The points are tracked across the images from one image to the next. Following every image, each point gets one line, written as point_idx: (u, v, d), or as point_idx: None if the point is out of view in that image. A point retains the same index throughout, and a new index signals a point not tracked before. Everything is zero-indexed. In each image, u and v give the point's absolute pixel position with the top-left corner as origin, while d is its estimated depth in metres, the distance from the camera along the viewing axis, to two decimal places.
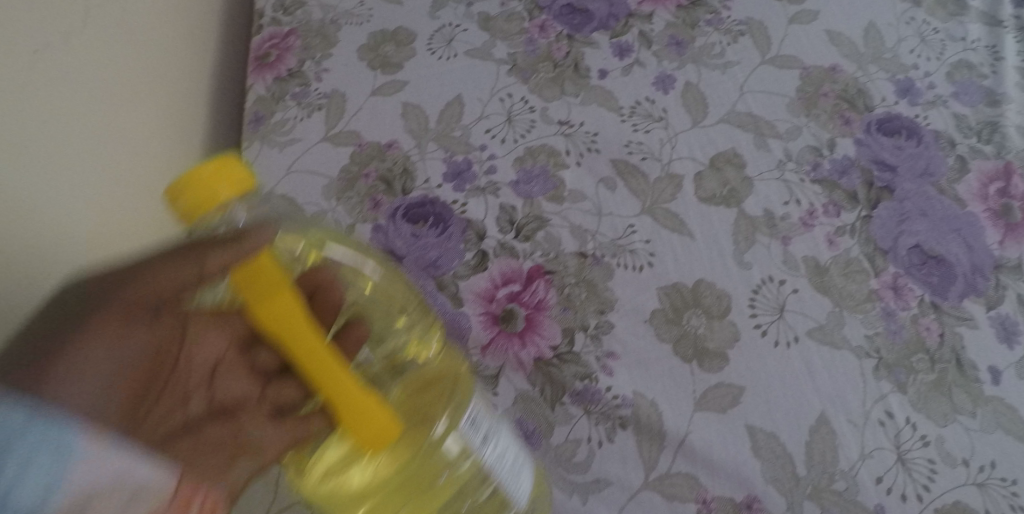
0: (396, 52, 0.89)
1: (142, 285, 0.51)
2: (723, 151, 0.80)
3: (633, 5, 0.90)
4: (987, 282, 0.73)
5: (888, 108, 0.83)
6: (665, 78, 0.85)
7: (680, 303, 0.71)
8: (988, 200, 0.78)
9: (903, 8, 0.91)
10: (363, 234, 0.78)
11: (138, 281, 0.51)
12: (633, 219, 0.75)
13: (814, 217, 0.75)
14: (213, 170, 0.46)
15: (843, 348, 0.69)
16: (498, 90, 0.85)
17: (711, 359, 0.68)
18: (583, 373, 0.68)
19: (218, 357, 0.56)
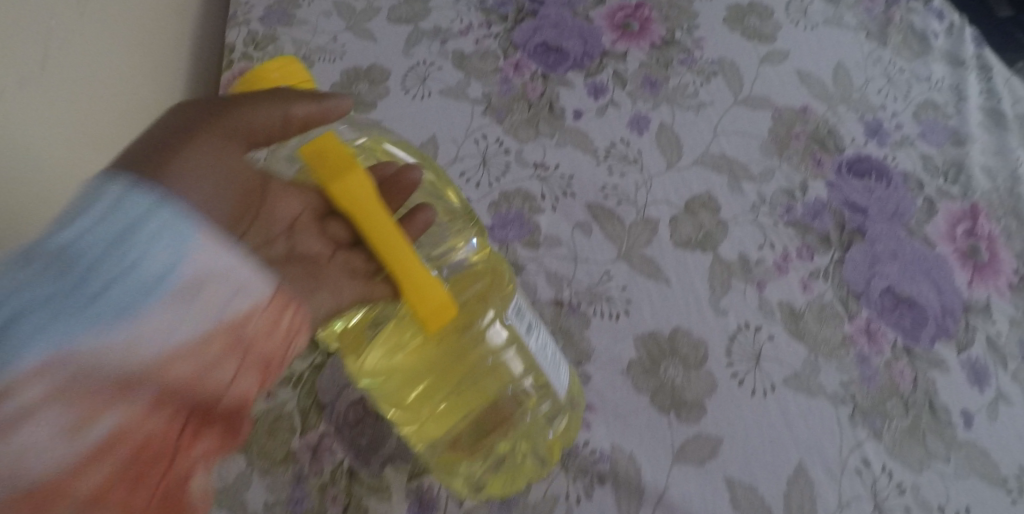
0: (369, 90, 0.87)
1: (243, 121, 0.51)
2: (698, 194, 0.80)
3: (607, 45, 0.90)
4: (958, 324, 0.74)
5: (858, 150, 0.84)
6: (640, 118, 0.85)
7: (657, 352, 0.71)
8: (956, 241, 0.79)
9: (869, 48, 0.92)
10: None
11: (238, 113, 0.51)
12: (609, 265, 0.75)
13: (788, 261, 0.76)
14: (282, 73, 0.59)
15: (819, 395, 0.69)
16: (473, 130, 0.84)
17: (688, 409, 0.68)
18: (560, 428, 0.68)
19: (295, 216, 0.59)
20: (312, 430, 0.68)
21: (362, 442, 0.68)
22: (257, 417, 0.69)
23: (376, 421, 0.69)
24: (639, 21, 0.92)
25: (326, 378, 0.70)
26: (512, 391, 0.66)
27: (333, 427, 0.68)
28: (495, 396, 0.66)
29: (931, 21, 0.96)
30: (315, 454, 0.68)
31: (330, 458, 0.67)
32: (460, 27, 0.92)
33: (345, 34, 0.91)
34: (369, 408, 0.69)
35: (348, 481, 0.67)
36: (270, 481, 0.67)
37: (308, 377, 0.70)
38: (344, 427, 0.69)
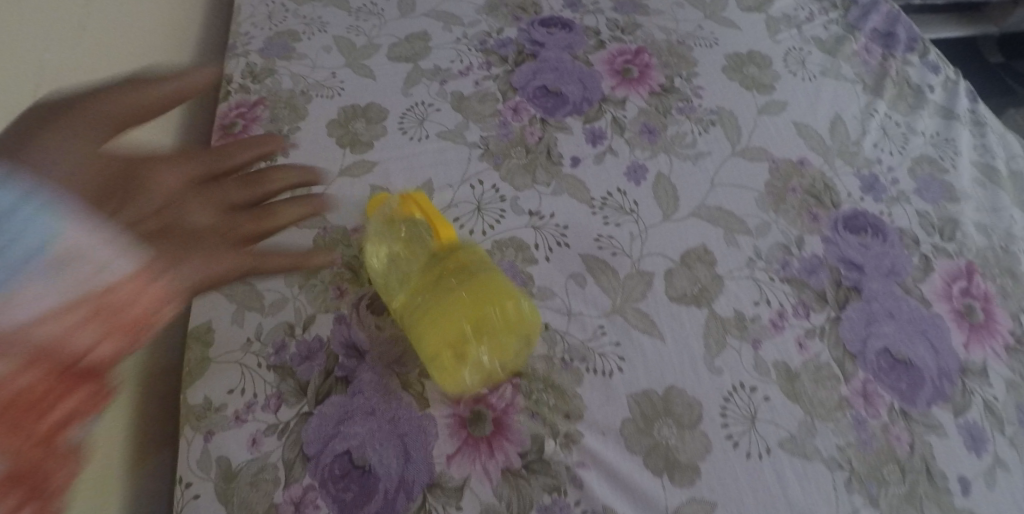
0: (365, 129, 0.85)
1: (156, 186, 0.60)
2: (694, 247, 0.79)
3: (605, 90, 0.90)
4: (954, 387, 0.74)
5: (855, 205, 0.83)
6: (637, 168, 0.84)
7: (651, 412, 0.69)
8: (952, 300, 0.79)
9: (866, 100, 0.92)
10: (325, 325, 0.72)
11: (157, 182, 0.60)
12: (603, 319, 0.73)
13: (784, 319, 0.75)
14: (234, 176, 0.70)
15: (815, 459, 0.68)
16: (470, 175, 0.82)
17: (682, 472, 0.67)
18: (552, 484, 0.65)
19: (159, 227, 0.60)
20: (296, 483, 0.65)
21: (347, 497, 0.65)
22: (239, 469, 0.65)
23: (363, 475, 0.65)
24: (638, 67, 0.92)
25: (313, 427, 0.67)
26: (517, 309, 0.71)
27: (317, 481, 0.65)
28: (502, 309, 0.70)
29: (927, 75, 0.96)
30: (298, 509, 0.64)
31: None
32: (459, 68, 0.91)
33: (344, 70, 0.89)
34: (356, 461, 0.66)
35: None
36: None
37: (293, 426, 0.67)
38: (329, 481, 0.65)
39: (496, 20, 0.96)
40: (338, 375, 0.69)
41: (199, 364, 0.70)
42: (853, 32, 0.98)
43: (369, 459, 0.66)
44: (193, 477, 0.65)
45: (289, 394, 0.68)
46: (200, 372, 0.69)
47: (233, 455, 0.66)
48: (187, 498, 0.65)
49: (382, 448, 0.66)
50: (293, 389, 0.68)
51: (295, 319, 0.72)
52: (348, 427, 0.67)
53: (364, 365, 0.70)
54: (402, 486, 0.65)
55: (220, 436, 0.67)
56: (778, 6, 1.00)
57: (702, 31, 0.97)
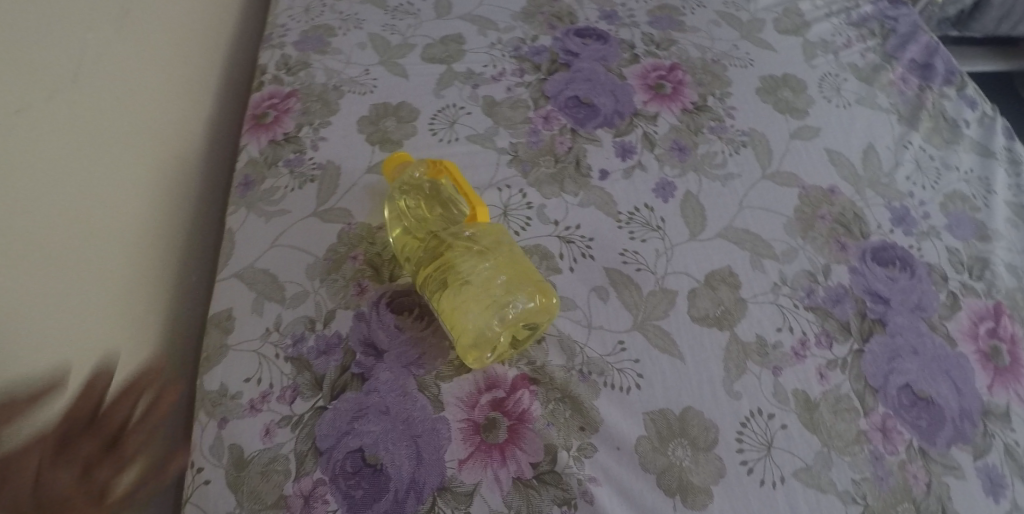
0: (396, 127, 0.85)
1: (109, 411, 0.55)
2: (719, 269, 0.78)
3: (638, 105, 0.89)
4: (975, 429, 0.72)
5: (883, 237, 0.82)
6: (665, 185, 0.84)
7: (667, 432, 0.68)
8: (977, 340, 0.77)
9: (901, 131, 0.91)
10: (344, 321, 0.71)
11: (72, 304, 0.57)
12: (624, 335, 0.73)
13: (806, 348, 0.74)
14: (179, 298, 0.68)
15: (830, 492, 0.67)
16: (497, 181, 0.82)
17: (695, 494, 0.66)
18: (563, 498, 0.65)
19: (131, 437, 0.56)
20: (306, 476, 0.65)
21: (357, 495, 0.64)
22: (251, 458, 0.65)
23: (374, 474, 0.65)
24: (672, 83, 0.92)
25: (327, 422, 0.67)
26: (518, 307, 0.70)
27: (328, 476, 0.65)
28: (502, 306, 0.69)
29: (963, 109, 0.95)
30: (307, 502, 0.64)
31: (322, 508, 0.64)
32: (493, 72, 0.91)
33: (378, 68, 0.89)
34: (368, 459, 0.66)
35: None
36: None
37: (308, 419, 0.67)
38: (339, 477, 0.65)
39: (532, 27, 0.96)
40: (355, 372, 0.69)
41: (218, 350, 0.70)
42: (891, 61, 0.98)
43: (381, 458, 0.66)
44: (205, 462, 0.66)
45: (305, 387, 0.68)
46: (218, 358, 0.70)
47: (246, 444, 0.66)
48: (198, 483, 0.65)
49: (394, 448, 0.66)
50: (309, 383, 0.68)
51: (315, 314, 0.72)
52: (361, 424, 0.67)
53: (381, 363, 0.70)
54: (412, 488, 0.65)
55: (234, 423, 0.67)
56: (815, 30, 0.99)
57: (738, 51, 0.96)
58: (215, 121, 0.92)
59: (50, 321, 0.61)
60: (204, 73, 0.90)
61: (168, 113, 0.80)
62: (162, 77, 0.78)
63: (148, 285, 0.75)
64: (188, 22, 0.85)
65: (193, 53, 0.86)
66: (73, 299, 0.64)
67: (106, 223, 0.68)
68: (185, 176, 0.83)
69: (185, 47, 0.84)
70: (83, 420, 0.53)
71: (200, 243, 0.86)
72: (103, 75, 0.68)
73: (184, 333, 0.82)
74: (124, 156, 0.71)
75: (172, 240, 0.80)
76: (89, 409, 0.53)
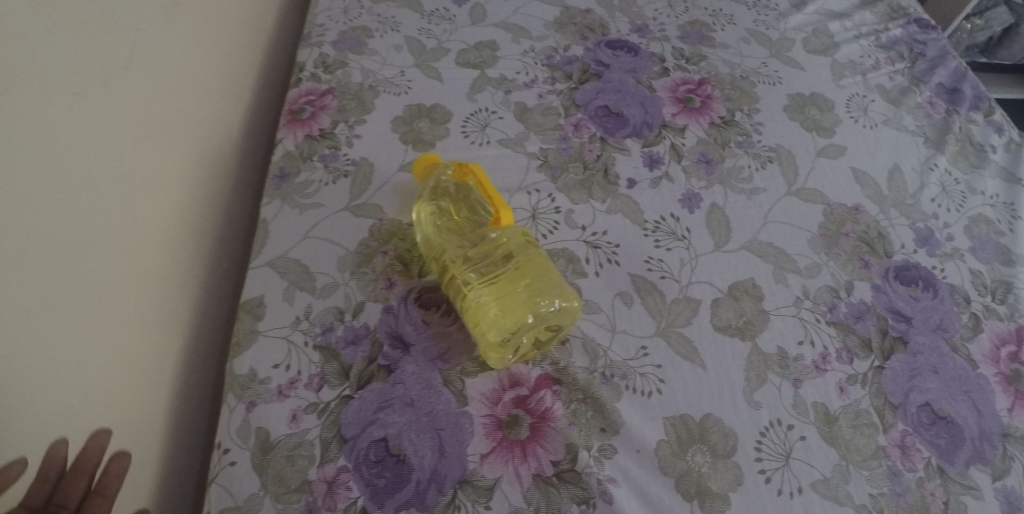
0: (430, 128, 0.86)
1: None
2: (742, 280, 0.79)
3: (667, 117, 0.91)
4: (995, 450, 0.72)
5: (907, 257, 0.83)
6: (691, 196, 0.85)
7: (686, 437, 0.69)
8: (999, 363, 0.77)
9: (926, 153, 0.92)
10: (373, 314, 0.73)
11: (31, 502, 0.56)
12: (646, 340, 0.74)
13: (827, 362, 0.74)
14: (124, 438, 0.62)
15: (847, 505, 0.68)
16: (527, 184, 0.84)
17: (713, 500, 0.67)
18: (582, 497, 0.66)
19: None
20: (331, 462, 0.66)
21: (379, 483, 0.66)
22: (276, 442, 0.67)
23: (397, 464, 0.66)
24: (700, 97, 0.93)
25: (352, 411, 0.68)
26: (549, 309, 0.70)
27: (352, 463, 0.66)
28: (533, 308, 0.70)
29: (990, 135, 0.95)
30: (330, 487, 0.66)
31: (345, 495, 0.65)
32: (525, 79, 0.92)
33: (413, 70, 0.91)
34: (391, 449, 0.67)
35: None
36: (281, 509, 0.65)
37: (333, 408, 0.68)
38: (363, 465, 0.66)
39: (564, 37, 0.98)
40: (381, 364, 0.70)
41: (248, 335, 0.72)
42: (918, 85, 0.98)
43: (405, 449, 0.67)
44: (231, 444, 0.67)
45: (332, 376, 0.70)
46: (249, 344, 0.71)
47: (273, 428, 0.68)
48: (223, 464, 0.67)
49: (417, 439, 0.67)
50: (336, 372, 0.70)
51: (344, 306, 0.73)
52: (386, 415, 0.68)
53: (407, 356, 0.71)
54: (434, 479, 0.66)
55: (262, 407, 0.68)
56: (844, 52, 1.01)
57: (766, 68, 0.97)
58: (251, 116, 0.93)
59: (78, 308, 0.63)
60: (249, 81, 0.92)
61: (209, 106, 0.82)
62: (200, 74, 0.80)
63: (177, 277, 0.76)
64: (232, 19, 0.86)
65: (241, 60, 0.90)
66: (103, 287, 0.65)
67: (138, 215, 0.69)
68: (218, 172, 0.85)
69: (235, 54, 0.88)
70: (50, 484, 0.57)
71: (230, 237, 0.88)
72: (152, 65, 0.70)
73: (209, 328, 0.83)
74: (158, 150, 0.72)
75: (205, 237, 0.82)
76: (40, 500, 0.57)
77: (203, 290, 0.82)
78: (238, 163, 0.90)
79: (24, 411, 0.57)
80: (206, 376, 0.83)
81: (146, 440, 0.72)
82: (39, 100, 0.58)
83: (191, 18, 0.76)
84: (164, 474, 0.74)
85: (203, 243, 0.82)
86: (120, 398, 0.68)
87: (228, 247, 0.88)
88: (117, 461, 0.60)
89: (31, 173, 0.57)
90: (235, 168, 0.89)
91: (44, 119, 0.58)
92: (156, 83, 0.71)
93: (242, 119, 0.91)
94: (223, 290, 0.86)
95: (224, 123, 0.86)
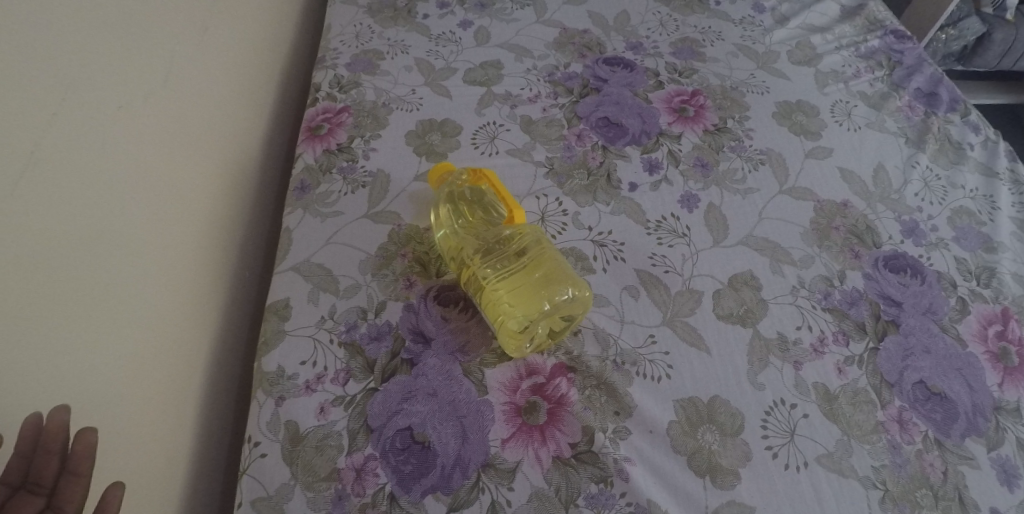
0: (441, 141, 0.92)
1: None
2: (741, 272, 0.83)
3: (663, 125, 0.96)
4: (988, 423, 0.76)
5: (894, 247, 0.87)
6: (690, 197, 0.90)
7: (696, 417, 0.73)
8: (987, 342, 0.81)
9: (908, 152, 0.97)
10: (395, 312, 0.77)
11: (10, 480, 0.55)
12: (654, 329, 0.78)
13: (825, 345, 0.79)
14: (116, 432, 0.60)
15: (850, 477, 0.72)
16: (535, 190, 0.89)
17: (723, 475, 0.70)
18: (600, 476, 0.69)
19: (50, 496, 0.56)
20: (359, 451, 0.70)
21: (405, 470, 0.69)
22: (305, 433, 0.71)
23: (422, 451, 0.70)
24: (694, 107, 0.99)
25: (378, 402, 0.72)
26: (564, 298, 0.75)
27: (379, 452, 0.70)
28: (550, 297, 0.74)
29: (967, 134, 1.01)
30: (359, 475, 0.69)
31: (373, 481, 0.69)
32: (529, 94, 0.98)
33: (423, 89, 0.97)
34: (416, 437, 0.70)
35: (389, 506, 0.68)
36: (312, 497, 0.68)
37: (360, 400, 0.72)
38: (389, 453, 0.70)
39: (564, 56, 1.04)
40: (404, 358, 0.74)
41: (275, 335, 0.76)
42: (898, 90, 1.05)
43: (429, 436, 0.70)
44: (262, 437, 0.71)
45: (358, 371, 0.74)
46: (276, 342, 0.75)
47: (302, 421, 0.71)
48: (254, 457, 0.70)
49: (441, 427, 0.71)
50: (361, 366, 0.74)
51: (366, 305, 0.77)
52: (410, 405, 0.72)
53: (428, 350, 0.75)
54: (458, 464, 0.69)
55: (291, 402, 0.72)
56: (826, 61, 1.07)
57: (755, 79, 1.03)
58: (267, 141, 0.99)
59: (120, 308, 0.67)
60: (267, 109, 0.99)
61: (232, 127, 0.88)
62: (222, 97, 0.85)
63: (205, 287, 0.80)
64: (251, 50, 0.93)
65: (260, 89, 0.96)
66: (139, 290, 0.69)
67: (170, 224, 0.74)
68: (240, 189, 0.90)
69: (254, 83, 0.94)
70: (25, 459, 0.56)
71: (251, 253, 0.92)
72: (183, 82, 0.76)
73: (233, 339, 0.86)
74: (187, 164, 0.77)
75: (229, 249, 0.86)
76: (16, 476, 0.56)
77: (227, 302, 0.86)
78: (259, 183, 0.95)
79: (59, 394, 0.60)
80: (230, 386, 0.86)
81: (177, 441, 0.75)
82: (88, 108, 0.63)
83: (215, 44, 0.83)
84: (191, 479, 0.77)
85: (228, 255, 0.86)
86: (156, 398, 0.71)
87: (250, 264, 0.92)
88: (82, 441, 0.57)
89: (79, 173, 0.62)
90: (256, 189, 0.94)
91: (95, 125, 0.64)
92: (185, 98, 0.77)
93: (261, 143, 0.96)
94: (246, 304, 0.90)
95: (245, 145, 0.91)
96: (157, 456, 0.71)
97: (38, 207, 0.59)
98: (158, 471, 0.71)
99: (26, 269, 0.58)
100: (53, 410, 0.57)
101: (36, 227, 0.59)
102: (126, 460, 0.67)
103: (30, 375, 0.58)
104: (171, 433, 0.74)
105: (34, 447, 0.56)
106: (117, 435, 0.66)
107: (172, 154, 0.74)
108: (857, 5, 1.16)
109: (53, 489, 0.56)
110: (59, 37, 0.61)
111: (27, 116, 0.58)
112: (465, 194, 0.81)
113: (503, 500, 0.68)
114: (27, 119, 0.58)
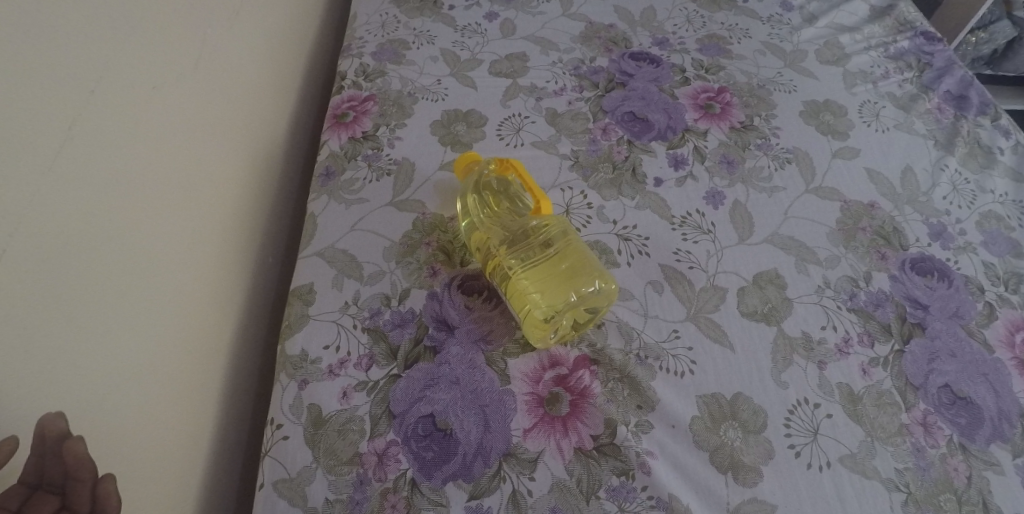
0: (466, 132, 0.92)
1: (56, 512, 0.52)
2: (766, 270, 0.82)
3: (690, 121, 0.95)
4: (1014, 429, 0.75)
5: (922, 250, 0.86)
6: (715, 194, 0.89)
7: (718, 414, 0.73)
8: (1014, 348, 0.80)
9: (937, 155, 0.96)
10: (419, 300, 0.78)
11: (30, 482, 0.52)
12: (678, 325, 0.78)
13: (850, 346, 0.78)
14: None
15: (874, 478, 0.71)
16: (560, 183, 0.89)
17: (746, 472, 0.70)
18: (622, 469, 0.69)
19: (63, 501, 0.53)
20: (380, 436, 0.70)
21: (427, 456, 0.69)
22: (328, 417, 0.71)
23: (444, 438, 0.70)
24: (720, 104, 0.98)
25: (400, 389, 0.72)
26: (590, 290, 0.75)
27: (401, 437, 0.70)
28: (575, 288, 0.74)
29: (998, 137, 0.99)
30: (381, 460, 0.69)
31: (394, 466, 0.69)
32: (555, 87, 0.98)
33: (449, 79, 0.97)
34: (439, 424, 0.70)
35: (410, 492, 0.68)
36: (333, 480, 0.68)
37: (383, 386, 0.72)
38: (411, 439, 0.70)
39: (589, 49, 1.03)
40: (427, 345, 0.75)
41: (298, 319, 0.76)
42: (927, 92, 1.04)
43: (451, 424, 0.70)
44: (284, 420, 0.71)
45: (380, 357, 0.74)
46: (300, 327, 0.76)
47: (324, 404, 0.71)
48: (276, 439, 0.70)
49: (463, 415, 0.71)
50: (384, 352, 0.74)
51: (391, 292, 0.78)
52: (432, 393, 0.72)
53: (451, 338, 0.75)
54: (480, 452, 0.69)
55: (314, 385, 0.72)
56: (854, 62, 1.06)
57: (782, 77, 1.02)
58: (290, 132, 0.99)
59: (147, 290, 0.67)
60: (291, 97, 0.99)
61: (257, 114, 0.88)
62: (248, 85, 0.85)
63: (224, 276, 0.80)
64: (278, 39, 0.94)
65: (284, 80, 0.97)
66: (162, 268, 0.69)
67: (195, 208, 0.74)
68: (262, 177, 0.90)
69: (279, 73, 0.95)
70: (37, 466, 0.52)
71: (270, 241, 0.93)
72: (213, 65, 0.77)
73: (249, 327, 0.87)
74: (212, 149, 0.77)
75: (249, 236, 0.87)
76: (33, 475, 0.52)
77: (245, 292, 0.86)
78: (280, 171, 0.95)
79: (84, 371, 0.60)
80: (246, 375, 0.86)
81: (197, 423, 0.75)
82: (124, 84, 0.63)
83: (245, 31, 0.84)
84: (207, 462, 0.77)
85: (247, 243, 0.86)
86: (177, 383, 0.71)
87: (268, 252, 0.92)
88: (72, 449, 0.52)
89: (114, 153, 0.62)
90: (276, 176, 0.94)
91: (128, 101, 0.64)
92: (213, 80, 0.77)
93: (283, 131, 0.97)
94: (263, 293, 0.90)
95: (268, 135, 0.91)
96: (176, 443, 0.71)
97: (75, 183, 0.59)
98: (177, 450, 0.71)
99: (57, 242, 0.57)
100: (48, 416, 0.53)
101: (70, 201, 0.58)
102: (149, 443, 0.67)
103: (61, 349, 0.58)
104: (190, 415, 0.73)
105: (41, 451, 0.53)
106: (142, 414, 0.66)
107: (199, 136, 0.74)
108: (886, 6, 1.15)
109: (66, 488, 0.53)
110: (100, 17, 0.61)
111: (64, 96, 0.58)
112: (490, 181, 0.82)
113: (524, 490, 0.68)
114: (64, 95, 0.58)
